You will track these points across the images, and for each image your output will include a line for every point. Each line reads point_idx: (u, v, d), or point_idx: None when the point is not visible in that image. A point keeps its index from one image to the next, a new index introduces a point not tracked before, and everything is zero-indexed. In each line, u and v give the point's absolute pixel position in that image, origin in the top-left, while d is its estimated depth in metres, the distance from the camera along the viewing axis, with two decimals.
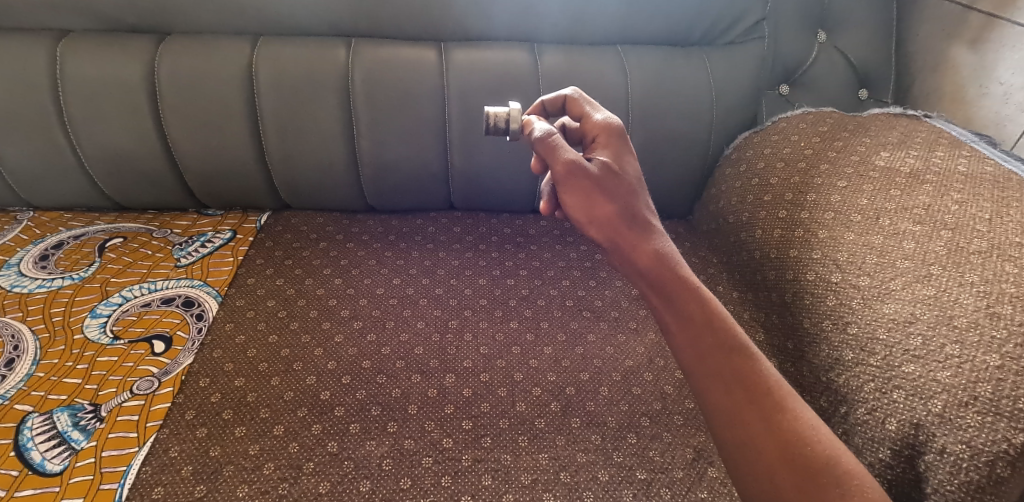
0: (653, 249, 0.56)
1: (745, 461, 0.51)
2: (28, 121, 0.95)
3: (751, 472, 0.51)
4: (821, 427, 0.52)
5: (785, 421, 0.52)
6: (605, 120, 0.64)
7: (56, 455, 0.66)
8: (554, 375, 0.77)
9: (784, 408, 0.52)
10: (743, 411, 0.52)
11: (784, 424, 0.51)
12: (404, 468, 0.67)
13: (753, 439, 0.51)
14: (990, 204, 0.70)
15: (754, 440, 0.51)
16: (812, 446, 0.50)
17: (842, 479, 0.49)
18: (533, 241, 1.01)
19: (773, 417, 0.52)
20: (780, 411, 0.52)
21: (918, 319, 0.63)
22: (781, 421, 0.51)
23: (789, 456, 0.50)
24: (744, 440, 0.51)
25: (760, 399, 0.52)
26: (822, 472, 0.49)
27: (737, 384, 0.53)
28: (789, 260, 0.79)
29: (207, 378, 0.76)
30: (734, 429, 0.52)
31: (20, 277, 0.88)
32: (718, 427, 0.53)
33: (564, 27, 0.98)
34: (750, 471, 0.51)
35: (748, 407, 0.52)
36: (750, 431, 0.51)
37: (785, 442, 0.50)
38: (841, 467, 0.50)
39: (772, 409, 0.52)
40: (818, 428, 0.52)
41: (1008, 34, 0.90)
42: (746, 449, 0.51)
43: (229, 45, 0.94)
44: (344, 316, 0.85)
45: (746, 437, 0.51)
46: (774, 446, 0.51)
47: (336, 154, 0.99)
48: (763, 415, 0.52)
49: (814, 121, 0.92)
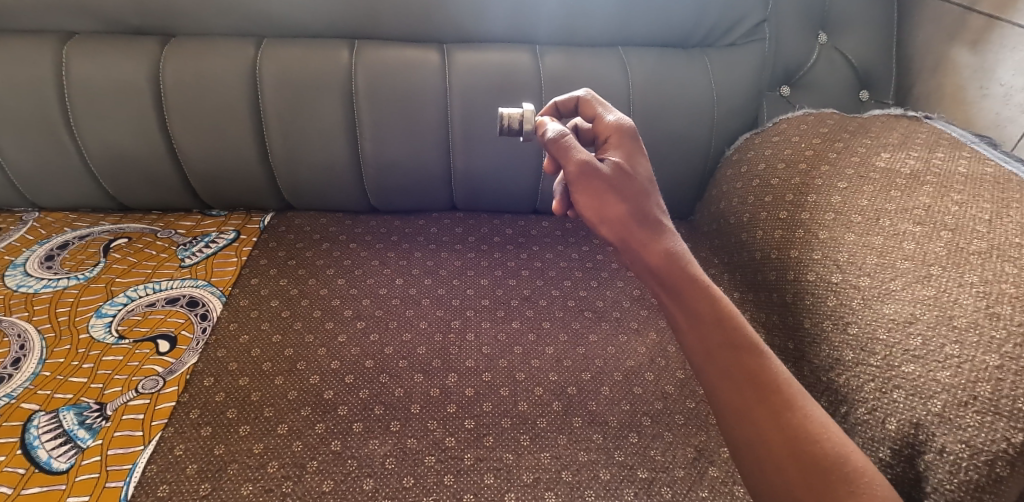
0: (664, 249, 0.57)
1: (754, 459, 0.52)
2: (33, 122, 0.96)
3: (760, 470, 0.51)
4: (831, 426, 0.52)
5: (795, 420, 0.52)
6: (617, 122, 0.64)
7: (62, 453, 0.66)
8: (555, 375, 0.78)
9: (793, 406, 0.53)
10: (752, 409, 0.52)
11: (793, 422, 0.52)
12: (407, 467, 0.67)
13: (763, 437, 0.52)
14: (990, 205, 0.70)
15: (763, 439, 0.51)
16: (821, 444, 0.51)
17: (851, 477, 0.50)
18: (535, 241, 1.01)
19: (783, 415, 0.52)
20: (790, 409, 0.52)
21: (918, 319, 0.63)
22: (791, 419, 0.52)
23: (799, 455, 0.50)
24: (754, 438, 0.52)
25: (770, 397, 0.53)
26: (831, 470, 0.50)
27: (747, 382, 0.53)
28: (790, 261, 0.79)
29: (211, 377, 0.76)
30: (744, 427, 0.52)
31: (26, 277, 0.89)
32: (728, 425, 0.54)
33: (566, 29, 0.98)
34: (759, 469, 0.51)
35: (758, 405, 0.53)
36: (760, 429, 0.52)
37: (795, 441, 0.51)
38: (850, 465, 0.50)
39: (782, 407, 0.52)
40: (828, 426, 0.52)
41: (1009, 35, 0.90)
42: (755, 447, 0.52)
43: (233, 47, 0.94)
44: (347, 315, 0.85)
45: (755, 435, 0.52)
46: (783, 444, 0.51)
47: (339, 155, 1.00)
48: (773, 413, 0.52)
49: (815, 122, 0.92)
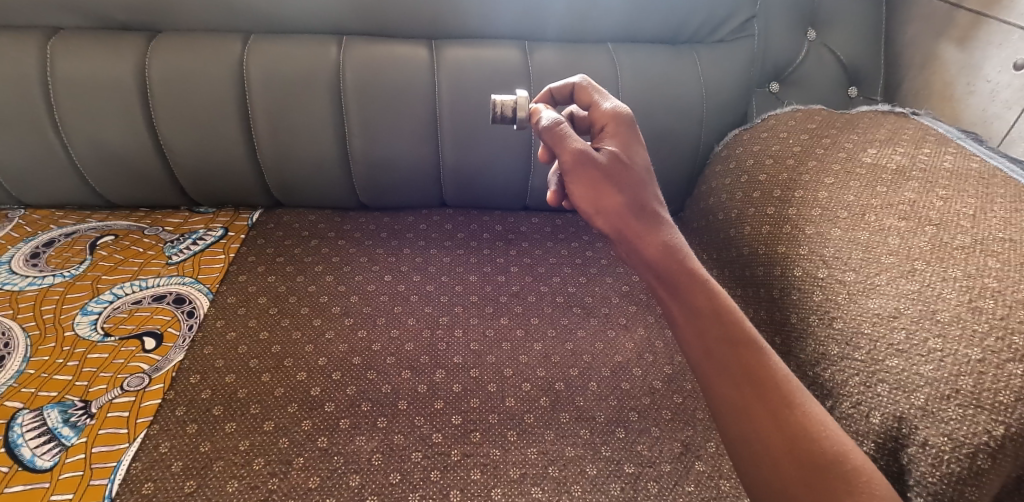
0: (661, 242, 0.57)
1: (751, 456, 0.52)
2: (17, 118, 0.95)
3: (757, 467, 0.51)
4: (830, 423, 0.52)
5: (793, 416, 0.52)
6: (614, 109, 0.64)
7: (45, 451, 0.66)
8: (543, 371, 0.78)
9: (791, 403, 0.53)
10: (750, 405, 0.53)
11: (791, 418, 0.52)
12: (393, 463, 0.67)
13: (760, 434, 0.52)
14: (975, 201, 0.70)
15: (760, 435, 0.52)
16: (820, 442, 0.51)
17: (850, 476, 0.49)
18: (524, 238, 1.01)
19: (781, 412, 0.52)
20: (788, 406, 0.53)
21: (902, 314, 0.64)
22: (788, 415, 0.52)
23: (797, 452, 0.50)
24: (751, 435, 0.52)
25: (768, 393, 0.53)
26: (829, 468, 0.50)
27: (745, 378, 0.54)
28: (777, 256, 0.79)
29: (198, 374, 0.76)
30: (742, 423, 0.52)
31: (11, 275, 0.88)
32: (725, 421, 0.54)
33: (555, 25, 0.98)
34: (756, 467, 0.51)
35: (756, 402, 0.53)
36: (757, 425, 0.52)
37: (793, 438, 0.51)
38: (848, 464, 0.50)
39: (780, 404, 0.53)
40: (826, 424, 0.52)
41: (995, 32, 0.91)
42: (753, 444, 0.52)
43: (220, 43, 0.94)
44: (336, 312, 0.85)
45: (753, 432, 0.52)
46: (780, 441, 0.51)
47: (328, 151, 1.00)
48: (770, 410, 0.52)
49: (802, 118, 0.92)
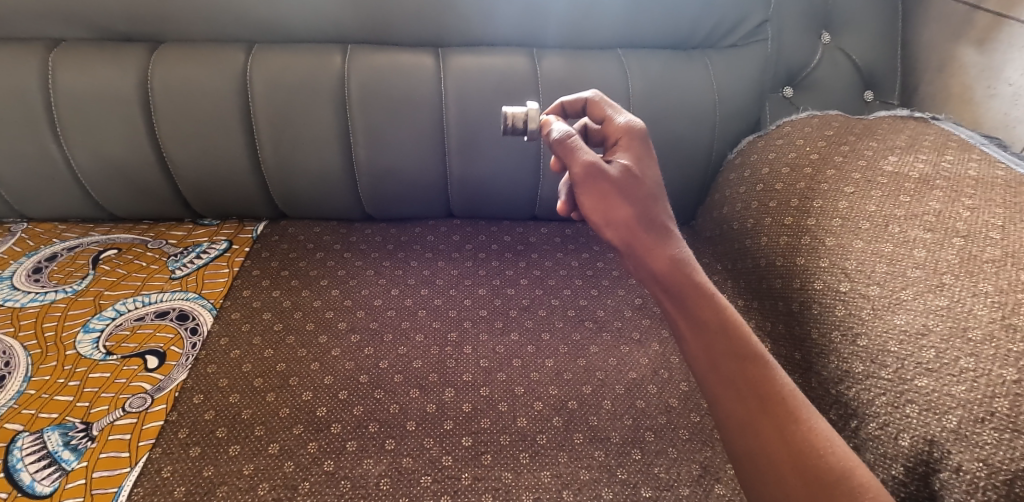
0: (669, 255, 0.55)
1: (755, 470, 0.49)
2: (18, 131, 0.93)
3: (761, 482, 0.49)
4: (837, 440, 0.50)
5: (799, 432, 0.49)
6: (627, 123, 0.62)
7: (45, 476, 0.64)
8: (555, 389, 0.76)
9: (798, 418, 0.50)
10: (755, 420, 0.50)
11: (798, 435, 0.49)
12: (402, 488, 0.65)
13: (765, 449, 0.49)
14: (1003, 210, 0.68)
15: (765, 450, 0.49)
16: (825, 458, 0.48)
17: (857, 493, 0.46)
18: (533, 249, 0.99)
19: (787, 427, 0.50)
20: (793, 421, 0.50)
21: (931, 331, 0.61)
22: (795, 431, 0.49)
23: (801, 467, 0.48)
24: (755, 450, 0.49)
25: (774, 408, 0.51)
26: (836, 487, 0.47)
27: (751, 393, 0.51)
28: (796, 269, 0.76)
29: (201, 394, 0.74)
30: (746, 438, 0.50)
31: (12, 291, 0.87)
32: (729, 435, 0.51)
33: (564, 30, 0.96)
34: (761, 482, 0.49)
35: (761, 416, 0.50)
36: (762, 441, 0.50)
37: (798, 454, 0.48)
38: (854, 480, 0.47)
39: (786, 420, 0.50)
40: (832, 440, 0.49)
41: (1017, 33, 0.88)
42: (757, 458, 0.49)
43: (224, 53, 0.92)
44: (342, 328, 0.83)
45: (758, 447, 0.49)
46: (786, 457, 0.49)
47: (332, 162, 0.98)
48: (776, 426, 0.50)
49: (820, 124, 0.90)
